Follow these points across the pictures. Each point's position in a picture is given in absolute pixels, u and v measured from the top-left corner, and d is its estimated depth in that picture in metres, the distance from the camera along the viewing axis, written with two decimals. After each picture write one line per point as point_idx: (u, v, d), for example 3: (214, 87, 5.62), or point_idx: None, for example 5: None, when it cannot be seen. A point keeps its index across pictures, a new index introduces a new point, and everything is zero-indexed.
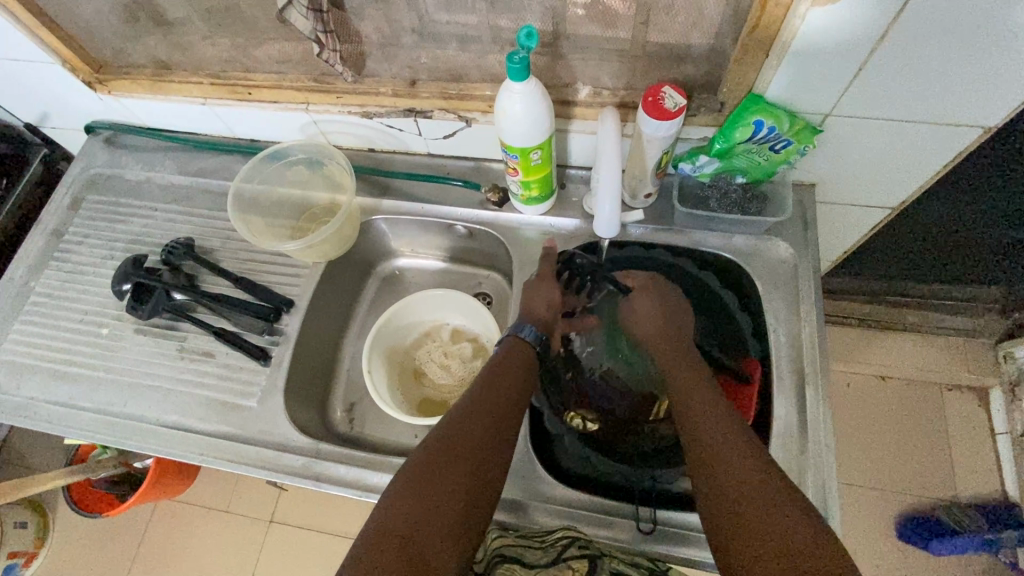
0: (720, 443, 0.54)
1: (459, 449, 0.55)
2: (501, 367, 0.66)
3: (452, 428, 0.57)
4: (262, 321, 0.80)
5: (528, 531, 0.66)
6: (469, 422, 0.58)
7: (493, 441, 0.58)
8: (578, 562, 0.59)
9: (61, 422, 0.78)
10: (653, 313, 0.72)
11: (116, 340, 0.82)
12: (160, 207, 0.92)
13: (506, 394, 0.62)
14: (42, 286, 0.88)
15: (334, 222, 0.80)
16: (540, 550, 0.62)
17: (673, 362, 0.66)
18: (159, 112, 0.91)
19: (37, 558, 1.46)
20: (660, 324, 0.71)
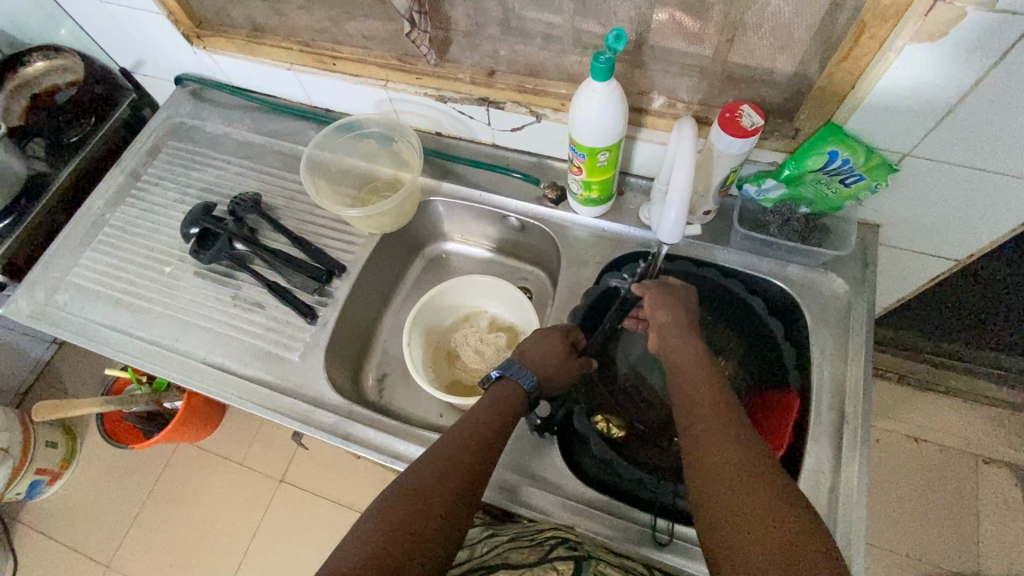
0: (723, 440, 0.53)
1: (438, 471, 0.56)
2: (494, 399, 0.67)
3: (440, 449, 0.59)
4: (315, 283, 0.83)
5: (520, 534, 0.66)
6: (461, 442, 0.60)
7: (474, 459, 0.59)
8: (564, 564, 0.57)
9: (117, 348, 0.82)
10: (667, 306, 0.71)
11: (177, 280, 0.86)
12: (233, 160, 0.96)
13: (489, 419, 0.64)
14: (115, 219, 0.93)
15: (392, 199, 0.83)
16: (528, 550, 0.61)
17: (681, 352, 0.66)
18: (246, 71, 0.95)
19: (60, 478, 1.54)
20: (672, 313, 0.70)
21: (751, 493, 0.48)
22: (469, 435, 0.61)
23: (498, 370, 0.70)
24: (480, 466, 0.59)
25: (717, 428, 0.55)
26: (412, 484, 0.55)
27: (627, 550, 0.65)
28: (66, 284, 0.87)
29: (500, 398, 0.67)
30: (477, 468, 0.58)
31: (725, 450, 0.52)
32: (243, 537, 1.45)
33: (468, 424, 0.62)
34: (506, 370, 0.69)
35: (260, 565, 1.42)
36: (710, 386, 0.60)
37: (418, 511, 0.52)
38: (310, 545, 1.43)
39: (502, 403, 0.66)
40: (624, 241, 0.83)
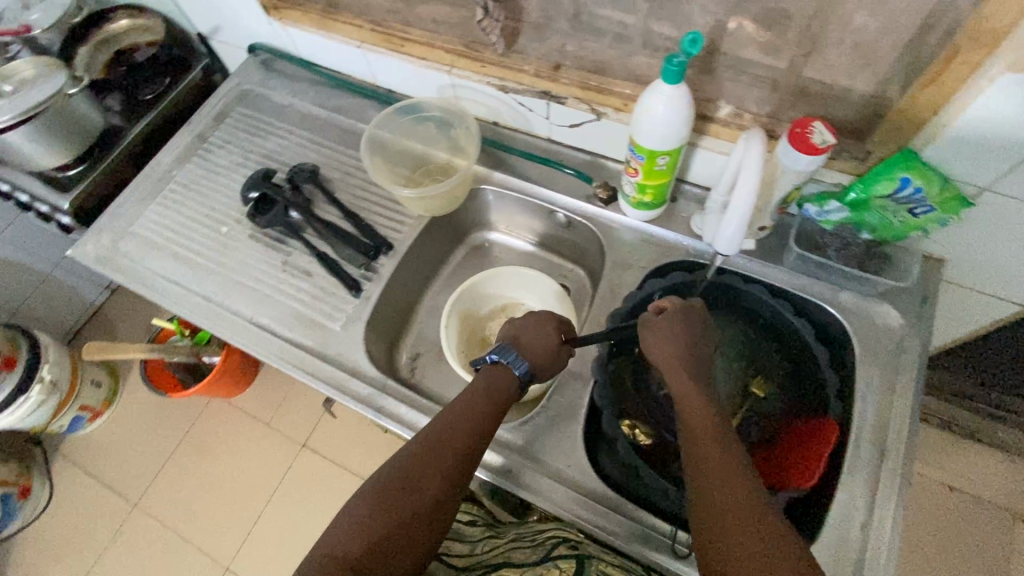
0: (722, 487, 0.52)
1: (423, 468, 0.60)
2: (487, 385, 0.67)
3: (425, 443, 0.61)
4: (361, 257, 0.85)
5: (526, 540, 0.71)
6: (447, 436, 0.62)
7: (459, 454, 0.61)
8: (565, 562, 0.61)
9: (172, 299, 0.86)
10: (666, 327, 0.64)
11: (232, 240, 0.90)
12: (295, 131, 0.99)
13: (478, 408, 0.64)
14: (181, 176, 0.97)
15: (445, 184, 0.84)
16: (531, 550, 0.66)
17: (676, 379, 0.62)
18: (316, 46, 0.98)
19: (101, 416, 1.62)
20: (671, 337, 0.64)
21: (751, 550, 0.47)
22: (457, 428, 0.62)
23: (494, 355, 0.69)
24: (467, 452, 0.61)
25: (721, 472, 0.53)
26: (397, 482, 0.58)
27: (644, 558, 0.65)
28: (130, 233, 0.92)
29: (489, 388, 0.66)
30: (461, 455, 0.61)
31: (725, 501, 0.51)
32: (264, 495, 1.51)
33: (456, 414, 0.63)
34: (500, 357, 0.69)
35: (276, 523, 1.48)
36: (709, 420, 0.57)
37: (402, 510, 0.57)
38: (324, 512, 1.48)
39: (494, 390, 0.66)
40: (673, 249, 0.82)
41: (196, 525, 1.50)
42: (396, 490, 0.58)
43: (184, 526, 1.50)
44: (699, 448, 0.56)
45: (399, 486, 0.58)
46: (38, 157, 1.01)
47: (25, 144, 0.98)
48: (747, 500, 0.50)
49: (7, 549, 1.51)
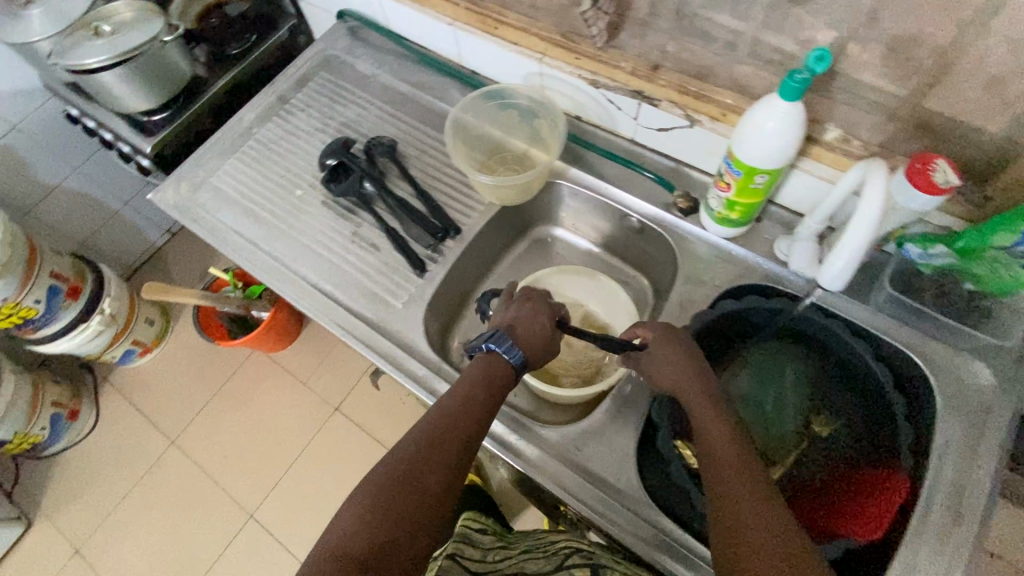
0: (755, 516, 0.50)
1: (420, 465, 0.57)
2: (485, 378, 0.66)
3: (423, 439, 0.59)
4: (429, 238, 0.85)
5: (536, 551, 0.78)
6: (444, 431, 0.60)
7: (456, 452, 0.59)
8: (580, 570, 0.69)
9: (243, 255, 0.87)
10: (680, 358, 0.65)
11: (305, 204, 0.91)
12: (376, 102, 0.99)
13: (477, 408, 0.63)
14: (261, 134, 0.98)
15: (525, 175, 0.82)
16: (544, 560, 0.73)
17: (695, 402, 0.62)
18: (408, 19, 0.97)
19: (150, 352, 1.68)
20: (685, 367, 0.65)
21: None
22: (455, 425, 0.61)
23: (490, 342, 0.69)
24: (467, 439, 0.61)
25: (750, 501, 0.51)
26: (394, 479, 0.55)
27: None
28: (208, 185, 0.94)
29: (488, 379, 0.66)
30: (464, 442, 0.61)
31: (758, 532, 0.49)
32: (293, 451, 1.56)
33: (455, 411, 0.62)
34: (494, 346, 0.69)
35: (302, 480, 1.53)
36: (732, 446, 0.57)
37: (401, 509, 0.54)
38: (349, 475, 1.53)
39: (494, 378, 0.66)
40: (750, 270, 0.78)
41: (226, 470, 1.55)
42: (399, 479, 0.55)
43: (215, 470, 1.56)
44: (722, 471, 0.55)
45: (396, 485, 0.55)
46: (129, 99, 1.04)
47: (117, 85, 1.00)
48: (784, 524, 0.49)
49: (50, 467, 1.59)
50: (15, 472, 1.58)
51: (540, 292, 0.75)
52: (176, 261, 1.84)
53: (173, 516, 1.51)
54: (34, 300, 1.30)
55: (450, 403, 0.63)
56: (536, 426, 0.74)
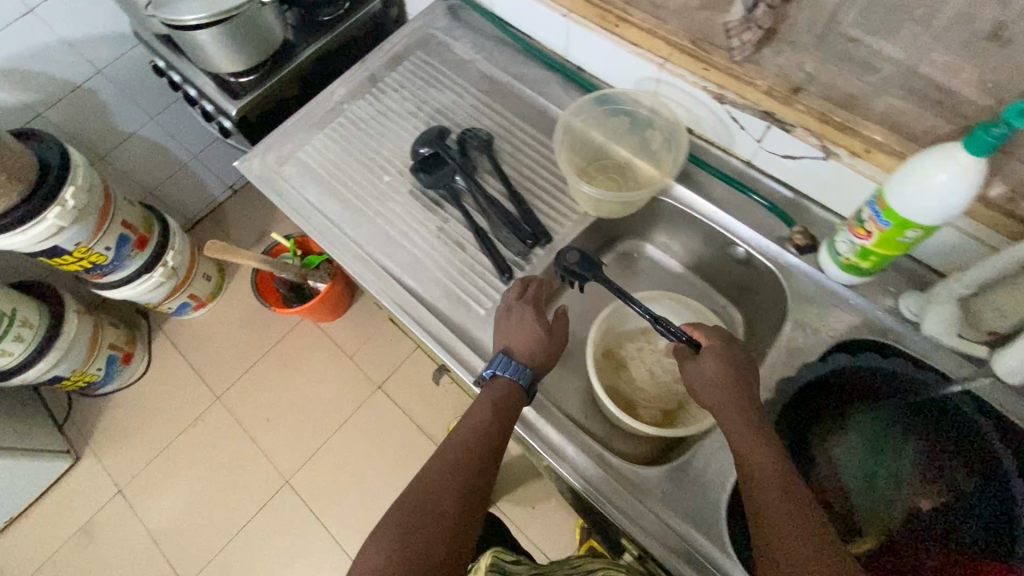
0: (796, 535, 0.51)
1: (439, 490, 0.61)
2: (495, 400, 0.68)
3: (442, 465, 0.64)
4: (519, 244, 0.81)
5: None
6: (460, 457, 0.64)
7: (472, 476, 0.63)
8: None
9: (324, 236, 0.85)
10: (721, 377, 0.64)
11: (393, 192, 0.87)
12: (473, 90, 0.94)
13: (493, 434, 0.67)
14: (352, 112, 0.95)
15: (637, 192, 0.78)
16: None
17: (734, 421, 0.62)
18: (518, 5, 0.91)
19: (203, 307, 1.70)
20: (728, 384, 0.64)
21: None
22: (472, 451, 0.65)
23: (489, 368, 0.70)
24: (483, 463, 0.65)
25: (791, 521, 0.52)
26: (416, 505, 0.60)
27: None
28: (295, 159, 0.91)
29: (500, 398, 0.68)
30: (480, 467, 0.64)
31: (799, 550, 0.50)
32: (333, 424, 1.58)
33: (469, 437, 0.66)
34: (495, 369, 0.70)
35: (341, 454, 1.54)
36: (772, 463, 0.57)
37: (422, 532, 0.57)
38: (385, 454, 1.53)
39: (505, 400, 0.68)
40: (868, 324, 0.71)
41: (266, 432, 1.58)
42: (423, 513, 0.59)
43: (256, 431, 1.58)
44: (762, 495, 0.55)
45: (418, 510, 0.59)
46: (219, 58, 1.02)
47: (212, 44, 0.98)
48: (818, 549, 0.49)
49: (101, 408, 1.64)
50: (66, 406, 1.63)
51: (519, 299, 0.75)
52: (235, 219, 1.85)
53: (213, 471, 1.55)
54: (104, 247, 1.31)
55: (466, 430, 0.67)
56: (612, 456, 0.71)
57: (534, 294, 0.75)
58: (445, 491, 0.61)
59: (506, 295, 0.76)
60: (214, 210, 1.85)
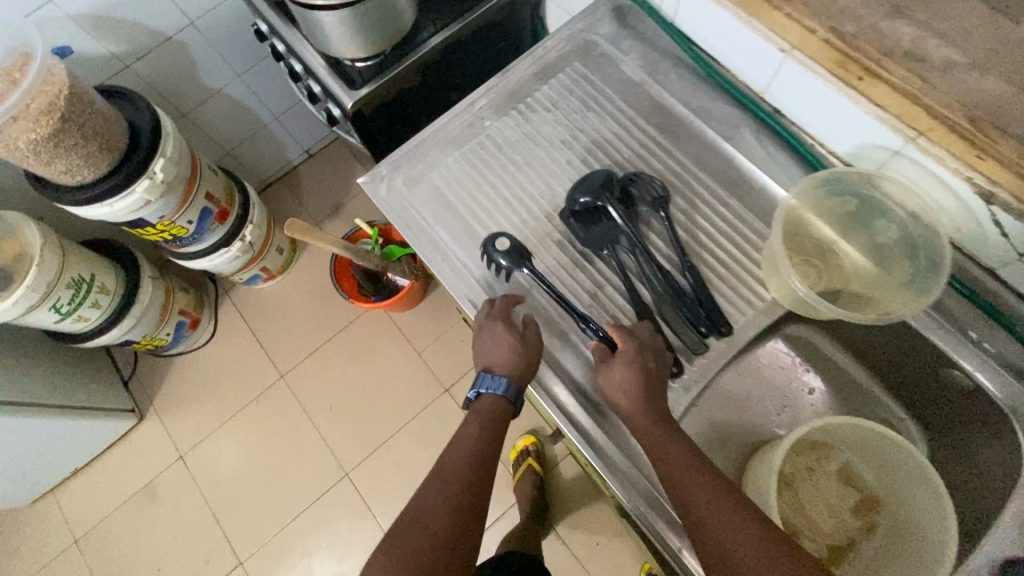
0: (747, 554, 0.49)
1: (429, 522, 0.58)
2: (483, 424, 0.67)
3: (428, 496, 0.61)
4: (692, 333, 0.68)
5: None
6: (445, 484, 0.62)
7: (463, 500, 0.61)
8: None
9: (458, 286, 0.74)
10: (633, 383, 0.61)
11: (541, 241, 0.75)
12: (639, 123, 0.79)
13: (473, 453, 0.64)
14: (495, 132, 0.81)
15: (862, 313, 0.67)
16: None
17: (657, 437, 0.59)
18: (717, 26, 0.73)
19: (272, 279, 1.63)
20: (640, 389, 0.61)
21: None
22: (458, 478, 0.63)
23: (473, 388, 0.69)
24: (470, 483, 0.62)
25: (738, 539, 0.50)
26: (408, 542, 0.56)
27: None
28: (425, 184, 0.79)
29: (487, 417, 0.67)
30: (471, 487, 0.62)
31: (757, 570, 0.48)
32: (396, 423, 1.52)
33: (454, 465, 0.64)
34: (479, 388, 0.69)
35: (402, 453, 1.50)
36: (704, 478, 0.55)
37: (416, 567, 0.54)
38: None
39: (495, 421, 0.67)
40: None
41: (328, 418, 1.54)
42: (412, 547, 0.56)
43: (317, 416, 1.54)
44: (692, 501, 0.54)
45: (407, 546, 0.56)
46: (341, 43, 0.87)
47: (335, 28, 0.84)
48: (763, 547, 0.49)
49: (166, 369, 1.61)
50: (132, 363, 1.62)
51: (488, 316, 0.69)
52: (309, 186, 1.73)
53: (272, 449, 1.53)
54: (186, 221, 1.23)
55: (449, 460, 0.65)
56: None
57: (502, 307, 0.69)
58: (434, 522, 0.58)
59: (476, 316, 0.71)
60: (289, 173, 1.74)
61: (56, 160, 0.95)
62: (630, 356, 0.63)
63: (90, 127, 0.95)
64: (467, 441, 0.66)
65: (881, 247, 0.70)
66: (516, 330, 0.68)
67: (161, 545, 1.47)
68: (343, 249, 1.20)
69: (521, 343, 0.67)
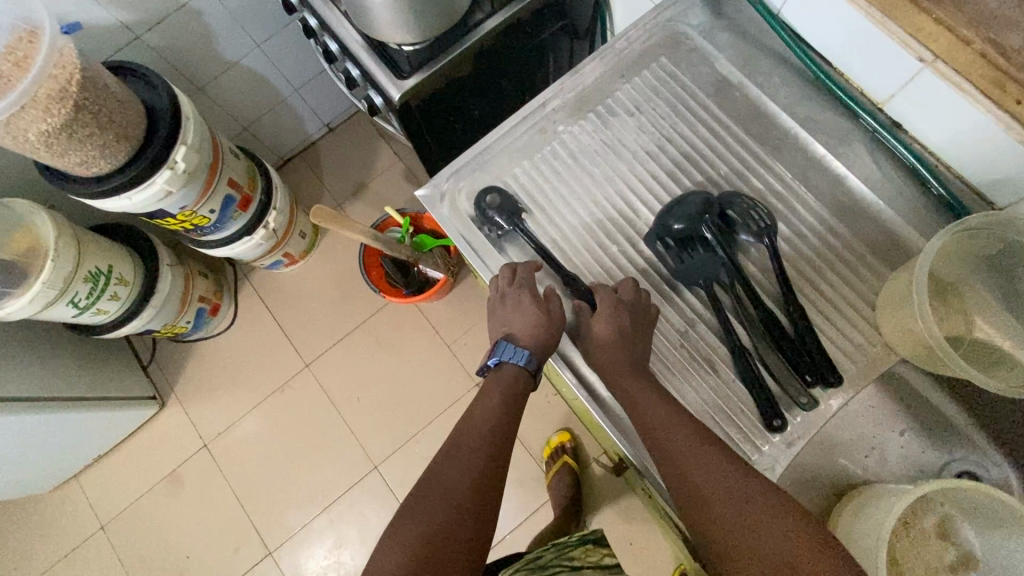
0: (712, 477, 0.56)
1: (449, 472, 0.61)
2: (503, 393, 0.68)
3: (447, 451, 0.64)
4: (797, 382, 0.63)
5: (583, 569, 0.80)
6: (462, 438, 0.65)
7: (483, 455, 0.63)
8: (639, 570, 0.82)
9: None
10: (620, 335, 0.64)
11: (623, 265, 0.70)
12: (731, 131, 0.74)
13: (491, 415, 0.66)
14: (569, 138, 0.74)
15: (990, 377, 0.58)
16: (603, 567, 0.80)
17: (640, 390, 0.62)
18: (837, 23, 0.63)
19: (294, 264, 1.55)
20: (627, 343, 0.64)
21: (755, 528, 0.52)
22: (475, 434, 0.65)
23: (495, 357, 0.69)
24: (490, 440, 0.65)
25: (706, 467, 0.57)
26: (430, 488, 0.60)
27: None
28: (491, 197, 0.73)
29: (507, 386, 0.68)
30: (489, 444, 0.64)
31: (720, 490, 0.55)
32: (425, 416, 1.47)
33: (471, 424, 0.66)
34: (501, 357, 0.68)
35: (431, 447, 1.46)
36: (678, 420, 0.60)
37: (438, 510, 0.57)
38: None
39: (515, 388, 0.68)
40: None
41: (354, 410, 1.49)
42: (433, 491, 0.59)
43: (343, 407, 1.50)
44: (667, 439, 0.59)
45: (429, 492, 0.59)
46: (389, 29, 0.77)
47: (386, 10, 0.73)
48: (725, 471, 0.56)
49: (187, 355, 1.56)
50: (153, 348, 1.57)
51: (512, 284, 0.67)
52: (330, 163, 1.62)
53: (297, 440, 1.49)
54: (208, 211, 1.14)
55: (467, 421, 0.67)
56: None
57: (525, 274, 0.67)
58: (452, 471, 0.61)
59: (496, 281, 0.69)
60: (309, 149, 1.64)
61: (68, 153, 0.86)
62: (619, 316, 0.64)
63: (104, 116, 0.86)
64: (486, 405, 0.67)
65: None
66: (538, 302, 0.67)
67: (187, 532, 1.46)
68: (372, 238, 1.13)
69: (545, 315, 0.66)
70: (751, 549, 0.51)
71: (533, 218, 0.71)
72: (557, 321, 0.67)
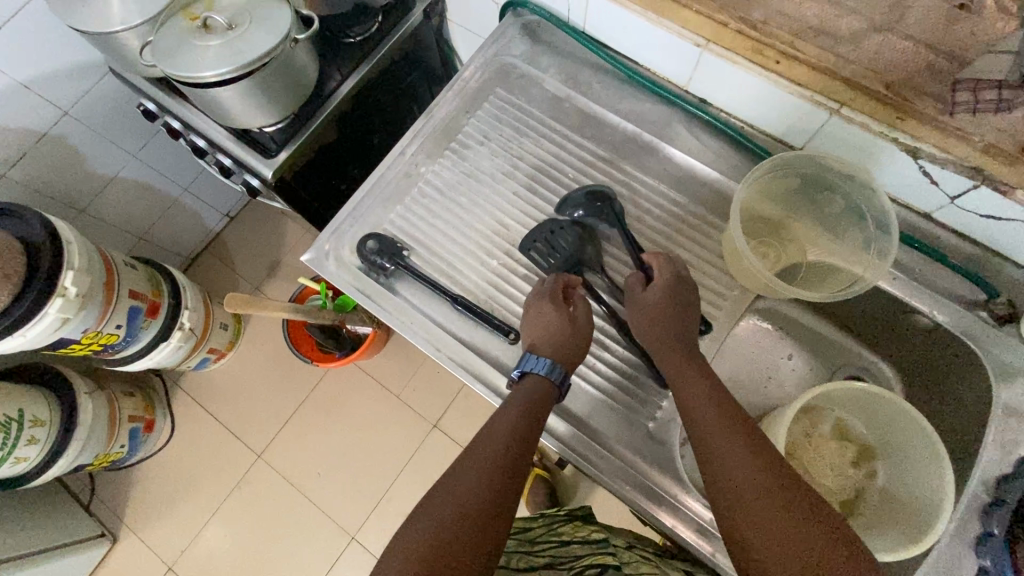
0: (738, 448, 0.57)
1: (460, 472, 0.59)
2: (528, 403, 0.65)
3: (464, 457, 0.61)
4: None
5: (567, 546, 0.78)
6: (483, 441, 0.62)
7: (501, 455, 0.60)
8: (617, 539, 0.82)
9: (430, 340, 0.72)
10: (658, 308, 0.70)
11: (507, 277, 0.77)
12: (574, 138, 0.81)
13: (514, 420, 0.63)
14: (433, 177, 0.80)
15: (826, 286, 0.72)
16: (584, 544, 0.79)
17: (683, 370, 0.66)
18: (626, 28, 0.74)
19: (222, 357, 1.53)
20: (665, 319, 0.69)
21: (772, 502, 0.51)
22: (493, 438, 0.62)
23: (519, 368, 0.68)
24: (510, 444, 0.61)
25: (732, 438, 0.58)
26: (438, 489, 0.57)
27: None
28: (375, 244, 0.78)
29: (538, 397, 0.66)
30: (512, 446, 0.61)
31: (739, 460, 0.56)
32: (391, 470, 1.47)
33: (490, 432, 0.63)
34: (524, 368, 0.67)
35: (403, 499, 1.45)
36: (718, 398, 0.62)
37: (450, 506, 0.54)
38: None
39: (537, 404, 0.65)
40: None
41: (318, 484, 1.47)
42: (446, 492, 0.56)
43: (306, 486, 1.47)
44: (704, 412, 0.61)
45: (441, 491, 0.57)
46: (246, 116, 0.82)
47: (237, 102, 0.78)
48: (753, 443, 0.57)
49: (130, 480, 1.49)
50: (89, 482, 1.49)
51: (537, 293, 0.72)
52: (237, 250, 1.62)
53: (267, 532, 1.44)
54: (115, 326, 1.12)
55: (485, 428, 0.64)
56: None
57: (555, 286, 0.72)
58: (466, 471, 0.59)
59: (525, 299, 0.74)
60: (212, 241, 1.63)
61: None
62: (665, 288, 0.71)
63: None
64: (507, 415, 0.64)
65: (829, 220, 0.73)
66: (562, 310, 0.71)
67: None
68: (291, 310, 1.15)
69: (570, 323, 0.70)
70: (778, 543, 0.48)
71: (412, 253, 0.76)
72: (580, 329, 0.71)
